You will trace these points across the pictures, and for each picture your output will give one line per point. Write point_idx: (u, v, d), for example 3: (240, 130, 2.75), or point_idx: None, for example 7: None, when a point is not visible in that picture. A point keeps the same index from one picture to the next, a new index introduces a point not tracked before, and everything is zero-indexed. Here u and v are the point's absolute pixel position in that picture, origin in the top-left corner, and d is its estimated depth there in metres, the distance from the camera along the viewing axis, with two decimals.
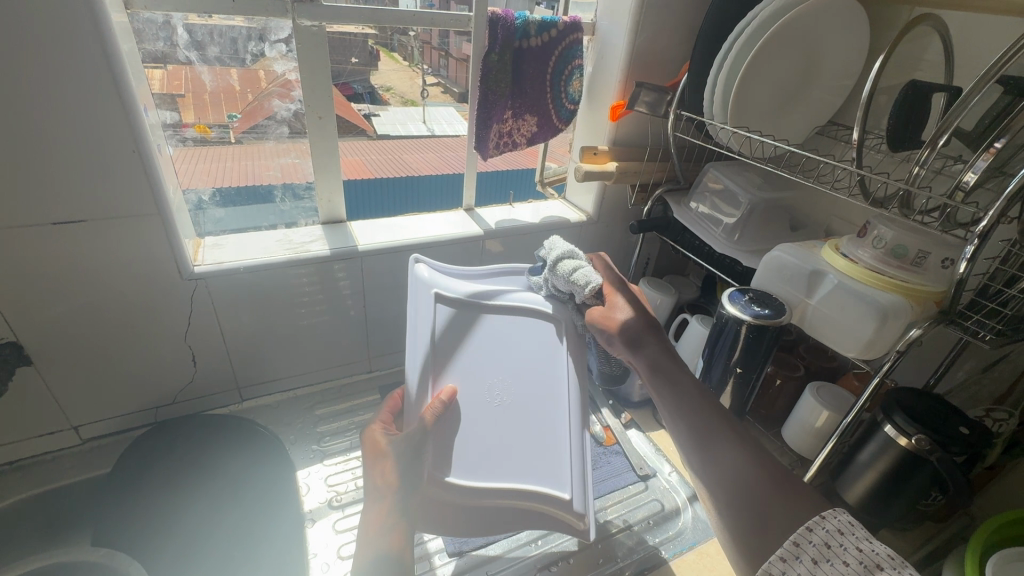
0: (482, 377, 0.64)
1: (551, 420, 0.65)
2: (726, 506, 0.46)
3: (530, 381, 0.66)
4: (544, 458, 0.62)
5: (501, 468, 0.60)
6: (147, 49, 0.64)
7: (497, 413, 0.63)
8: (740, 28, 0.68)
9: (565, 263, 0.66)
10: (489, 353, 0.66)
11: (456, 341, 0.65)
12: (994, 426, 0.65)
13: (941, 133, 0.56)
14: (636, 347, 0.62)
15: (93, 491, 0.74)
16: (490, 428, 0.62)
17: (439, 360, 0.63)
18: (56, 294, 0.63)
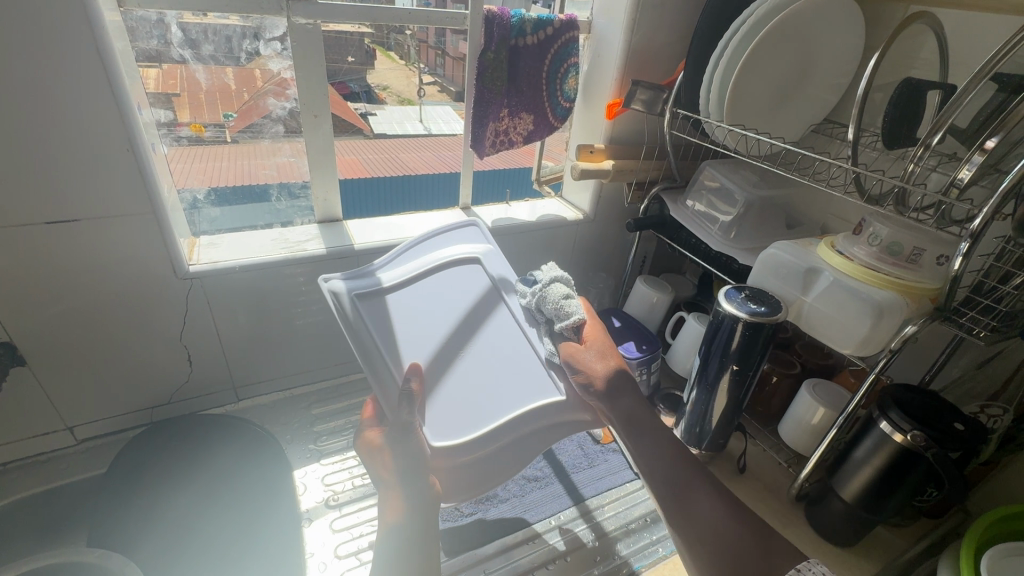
0: (429, 342, 0.63)
1: (514, 352, 0.67)
2: (709, 558, 0.54)
3: (481, 325, 0.68)
4: (526, 382, 0.64)
5: (491, 411, 0.60)
6: (141, 47, 0.63)
7: (461, 367, 0.63)
8: (734, 27, 0.69)
9: (557, 288, 0.70)
10: (433, 317, 0.65)
11: (394, 319, 0.63)
12: (988, 422, 0.66)
13: (935, 131, 0.55)
14: (612, 397, 0.63)
15: (88, 493, 0.73)
16: (462, 383, 0.62)
17: (389, 343, 0.61)
18: (50, 294, 0.63)
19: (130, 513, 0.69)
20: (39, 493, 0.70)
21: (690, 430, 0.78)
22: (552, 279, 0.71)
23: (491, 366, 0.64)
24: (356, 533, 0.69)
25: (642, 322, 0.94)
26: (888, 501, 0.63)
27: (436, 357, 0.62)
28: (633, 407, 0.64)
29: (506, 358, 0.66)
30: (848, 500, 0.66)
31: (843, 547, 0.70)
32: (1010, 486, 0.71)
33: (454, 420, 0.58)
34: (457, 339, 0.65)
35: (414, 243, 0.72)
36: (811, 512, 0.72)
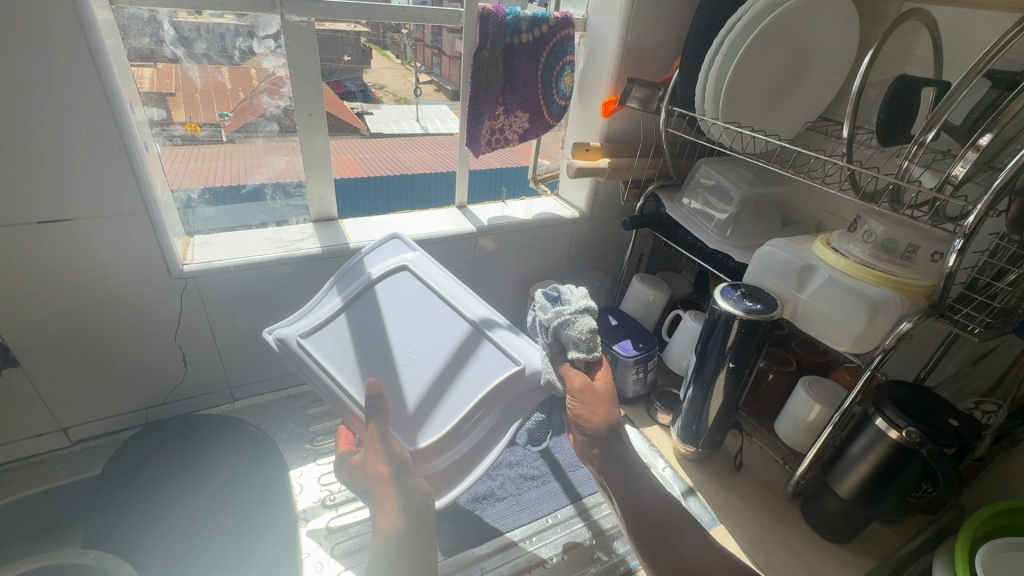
0: (378, 357, 0.62)
1: (470, 339, 0.64)
2: None
3: (424, 322, 0.65)
4: (486, 360, 0.62)
5: (461, 405, 0.60)
6: (134, 45, 0.63)
7: (420, 370, 0.62)
8: (728, 26, 0.69)
9: (585, 320, 0.62)
10: (373, 330, 0.64)
11: (337, 347, 0.62)
12: (983, 418, 0.66)
13: (929, 129, 0.56)
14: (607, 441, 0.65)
15: (83, 494, 0.73)
16: (426, 384, 0.61)
17: (343, 368, 0.61)
18: (41, 295, 0.62)
19: (126, 514, 0.69)
20: (33, 494, 0.69)
21: (686, 428, 0.78)
22: (582, 308, 0.63)
23: (443, 359, 0.63)
24: (352, 533, 0.69)
25: (638, 320, 0.94)
26: (884, 498, 0.63)
27: (387, 371, 0.61)
28: (620, 448, 0.65)
29: (458, 344, 0.63)
30: (844, 497, 0.67)
31: (839, 543, 0.70)
32: (1005, 482, 0.71)
33: (421, 424, 0.60)
34: (402, 345, 0.63)
35: (352, 260, 0.71)
36: (808, 509, 0.73)
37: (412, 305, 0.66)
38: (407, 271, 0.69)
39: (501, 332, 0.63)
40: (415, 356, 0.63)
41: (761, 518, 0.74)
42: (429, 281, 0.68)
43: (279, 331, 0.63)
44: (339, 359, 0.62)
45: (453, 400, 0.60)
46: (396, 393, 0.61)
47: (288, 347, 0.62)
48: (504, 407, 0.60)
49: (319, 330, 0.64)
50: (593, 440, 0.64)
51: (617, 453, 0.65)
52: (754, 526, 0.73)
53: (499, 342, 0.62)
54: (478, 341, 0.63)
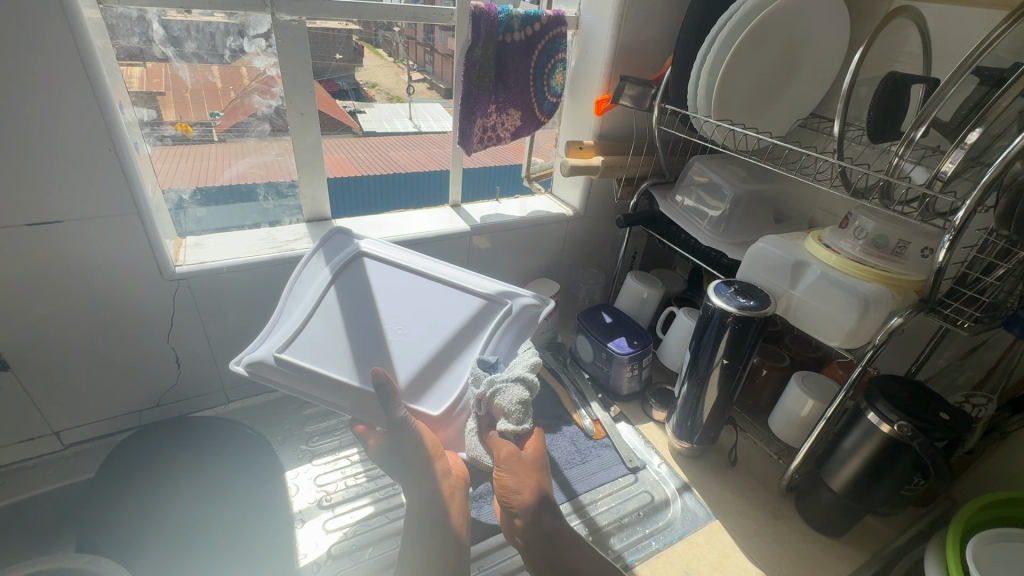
0: (367, 346, 0.63)
1: (445, 301, 0.68)
2: None
3: (402, 300, 0.67)
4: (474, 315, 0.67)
5: (464, 358, 0.64)
6: (123, 45, 0.62)
7: (413, 343, 0.64)
8: (721, 22, 0.69)
9: (512, 395, 0.60)
10: (360, 315, 0.65)
11: (325, 342, 0.62)
12: (973, 411, 0.66)
13: (918, 125, 0.56)
14: (535, 516, 0.60)
15: (76, 499, 0.72)
16: (425, 353, 0.63)
17: (335, 365, 0.61)
18: (31, 297, 0.61)
19: (121, 516, 0.69)
20: (24, 499, 0.68)
21: (681, 423, 0.79)
22: (513, 377, 0.60)
23: (431, 325, 0.66)
24: (349, 533, 0.69)
25: (633, 317, 0.95)
26: (877, 491, 0.63)
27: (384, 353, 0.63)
28: (549, 523, 0.62)
29: (441, 307, 0.67)
30: (837, 491, 0.67)
31: (833, 536, 0.71)
32: (997, 475, 0.72)
33: (432, 388, 0.62)
34: (389, 323, 0.65)
35: (314, 250, 0.70)
36: (801, 504, 0.73)
37: (380, 288, 0.67)
38: (361, 260, 0.69)
39: (469, 282, 0.69)
40: (405, 328, 0.65)
41: (755, 512, 0.74)
42: (392, 260, 0.70)
43: (251, 353, 0.61)
44: (330, 353, 0.61)
45: (455, 357, 0.64)
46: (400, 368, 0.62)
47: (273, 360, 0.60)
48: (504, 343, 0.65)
49: (302, 332, 0.62)
50: (525, 516, 0.60)
51: (546, 531, 0.61)
52: (749, 521, 0.73)
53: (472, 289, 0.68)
54: (453, 299, 0.68)
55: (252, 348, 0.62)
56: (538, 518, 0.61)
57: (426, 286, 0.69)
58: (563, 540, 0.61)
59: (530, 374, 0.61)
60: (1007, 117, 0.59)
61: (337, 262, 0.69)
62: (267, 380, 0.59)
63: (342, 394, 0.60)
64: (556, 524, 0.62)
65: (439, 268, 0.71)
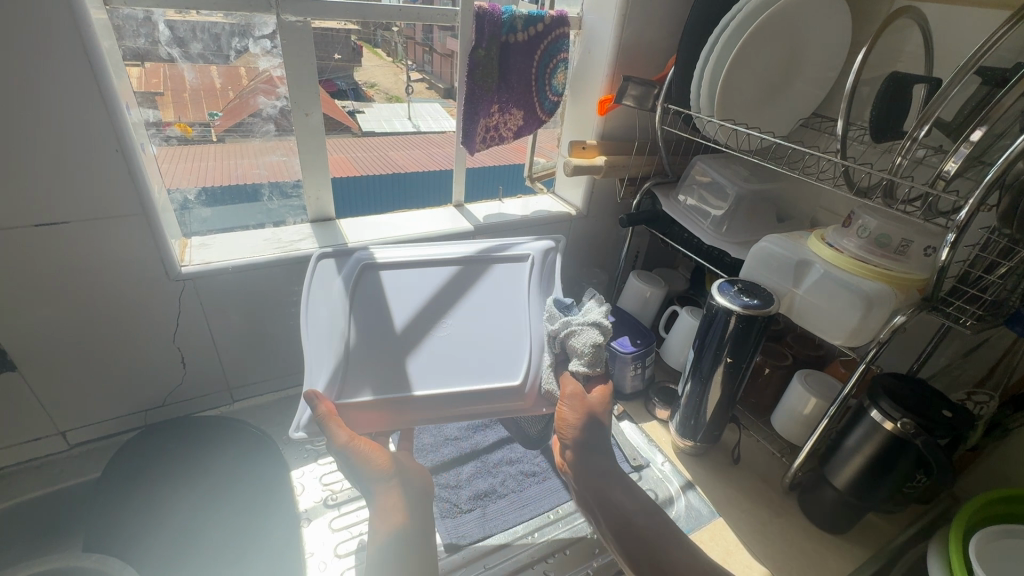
0: (418, 354, 0.59)
1: (465, 280, 0.67)
2: None
3: (426, 296, 0.65)
4: (501, 279, 0.68)
5: (511, 322, 0.64)
6: (128, 46, 0.62)
7: (461, 336, 0.61)
8: (723, 23, 0.69)
9: (586, 337, 0.60)
10: (396, 330, 0.60)
11: (375, 367, 0.57)
12: (976, 409, 0.67)
13: (921, 124, 0.56)
14: (586, 451, 0.64)
15: (82, 500, 0.72)
16: (478, 337, 0.62)
17: (403, 381, 0.56)
18: (39, 297, 0.62)
19: (126, 516, 0.69)
20: (30, 499, 0.69)
21: (685, 421, 0.79)
22: (587, 322, 0.62)
23: (468, 308, 0.64)
24: (355, 531, 0.69)
25: (635, 316, 0.95)
26: (880, 488, 0.64)
27: (440, 354, 0.59)
28: (599, 462, 0.64)
29: (468, 288, 0.66)
30: (840, 488, 0.68)
31: (836, 533, 0.72)
32: (998, 472, 0.73)
33: (507, 363, 0.60)
34: (427, 328, 0.61)
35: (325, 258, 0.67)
36: (805, 501, 0.74)
37: (395, 295, 0.64)
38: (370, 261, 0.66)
39: (472, 253, 0.70)
40: (448, 324, 0.62)
41: (759, 510, 0.75)
42: (398, 259, 0.67)
43: (305, 416, 0.54)
44: (387, 375, 0.56)
45: (507, 321, 0.64)
46: (469, 365, 0.59)
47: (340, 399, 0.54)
48: (541, 286, 0.69)
49: (347, 363, 0.56)
50: (576, 449, 0.64)
51: (593, 468, 0.64)
52: (753, 519, 0.74)
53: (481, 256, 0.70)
54: (471, 276, 0.68)
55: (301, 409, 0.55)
56: (588, 455, 0.64)
57: (435, 277, 0.67)
58: (609, 477, 0.64)
59: (607, 320, 0.62)
60: (1009, 116, 0.59)
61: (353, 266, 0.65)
62: (342, 424, 0.53)
63: (428, 410, 0.55)
64: (603, 463, 0.65)
65: (434, 254, 0.70)
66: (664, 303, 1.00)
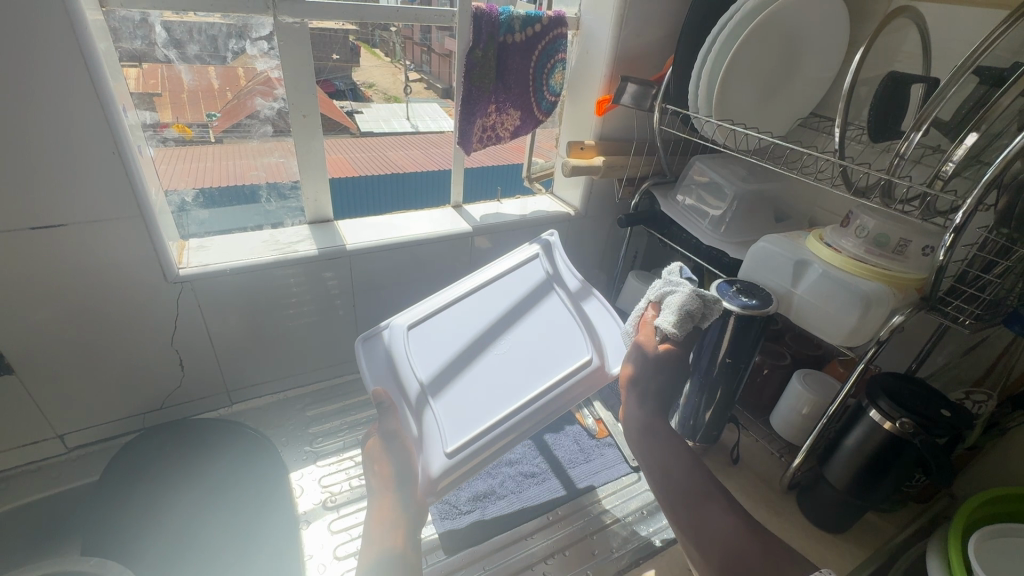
0: (489, 387, 0.65)
1: (487, 311, 0.74)
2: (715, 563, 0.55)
3: (463, 339, 0.71)
4: (521, 292, 0.75)
5: (547, 324, 0.71)
6: (125, 47, 0.62)
7: (515, 358, 0.68)
8: (720, 25, 0.69)
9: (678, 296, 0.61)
10: (460, 385, 0.66)
11: (461, 421, 0.62)
12: (974, 408, 0.66)
13: (919, 125, 0.56)
14: (647, 397, 0.62)
15: (80, 503, 0.72)
16: (529, 349, 0.68)
17: (493, 411, 0.62)
18: (36, 300, 0.61)
19: (125, 519, 0.69)
20: (27, 503, 0.68)
21: (685, 421, 0.79)
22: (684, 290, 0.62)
23: (506, 333, 0.71)
24: (354, 534, 0.69)
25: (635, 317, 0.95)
26: (880, 486, 0.64)
27: (506, 377, 0.66)
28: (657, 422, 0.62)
29: (498, 316, 0.73)
30: (840, 488, 0.68)
31: (835, 532, 0.71)
32: (999, 471, 0.73)
33: (566, 357, 0.66)
34: (483, 367, 0.67)
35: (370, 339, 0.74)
36: (805, 501, 0.74)
37: (433, 350, 0.70)
38: (405, 325, 0.74)
39: (475, 286, 0.77)
40: (500, 357, 0.68)
41: (758, 509, 0.75)
42: (423, 316, 0.75)
43: (421, 474, 0.59)
44: (473, 420, 0.62)
45: (546, 324, 0.71)
46: (541, 376, 0.64)
47: (455, 445, 0.60)
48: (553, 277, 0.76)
49: (438, 428, 0.62)
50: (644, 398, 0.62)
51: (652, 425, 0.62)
52: None
53: (485, 285, 0.77)
54: (490, 305, 0.75)
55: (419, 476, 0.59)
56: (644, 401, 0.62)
57: (461, 321, 0.73)
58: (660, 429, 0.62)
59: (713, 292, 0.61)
60: (1006, 115, 0.59)
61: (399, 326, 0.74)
62: (466, 470, 0.58)
63: (531, 425, 0.61)
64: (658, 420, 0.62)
65: (444, 299, 0.76)
66: None
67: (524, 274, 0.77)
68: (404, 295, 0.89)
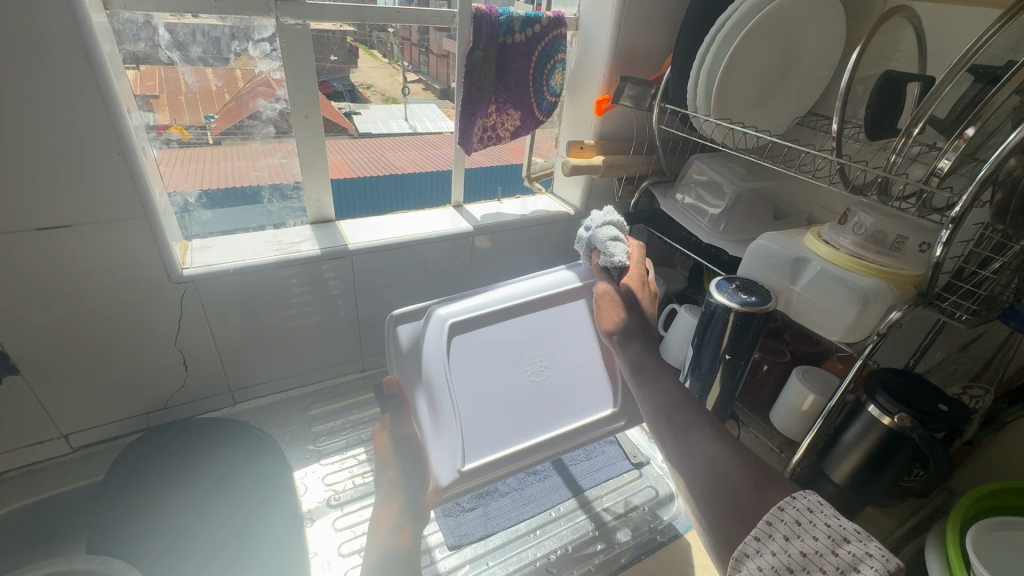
0: (507, 412, 0.70)
1: (529, 332, 0.75)
2: (711, 504, 0.46)
3: (506, 354, 0.73)
4: (570, 312, 0.78)
5: (573, 355, 0.76)
6: (129, 49, 0.63)
7: (540, 392, 0.72)
8: (718, 25, 0.70)
9: (608, 231, 0.74)
10: (484, 404, 0.69)
11: (485, 429, 0.68)
12: (971, 402, 0.67)
13: (916, 122, 0.57)
14: (626, 345, 0.65)
15: (85, 502, 0.72)
16: (557, 383, 0.74)
17: (504, 434, 0.68)
18: (42, 301, 0.62)
19: (133, 516, 0.69)
20: (33, 503, 0.69)
21: None
22: (603, 223, 0.75)
23: (548, 350, 0.75)
24: (359, 531, 0.70)
25: None
26: (878, 482, 0.65)
27: (526, 410, 0.71)
28: (639, 358, 0.64)
29: (537, 337, 0.75)
30: (839, 483, 0.68)
31: None
32: (996, 465, 0.74)
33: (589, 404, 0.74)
34: (511, 387, 0.71)
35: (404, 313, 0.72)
36: None
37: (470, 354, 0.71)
38: (446, 318, 0.72)
39: (520, 296, 0.76)
40: (535, 383, 0.73)
41: None
42: (471, 315, 0.73)
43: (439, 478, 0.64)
44: (491, 442, 0.67)
45: (581, 364, 0.76)
46: (557, 423, 0.71)
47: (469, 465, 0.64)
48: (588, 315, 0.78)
49: (458, 438, 0.66)
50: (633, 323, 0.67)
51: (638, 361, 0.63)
52: None
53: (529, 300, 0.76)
54: (531, 322, 0.76)
55: (432, 476, 0.64)
56: (630, 339, 0.65)
57: (503, 336, 0.74)
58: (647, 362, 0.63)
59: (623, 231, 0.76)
60: (1000, 113, 0.60)
61: (444, 318, 0.72)
62: (473, 486, 0.64)
63: (542, 453, 0.69)
64: (652, 369, 0.61)
65: (493, 301, 0.75)
66: (662, 302, 1.00)
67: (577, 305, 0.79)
68: (405, 295, 0.90)
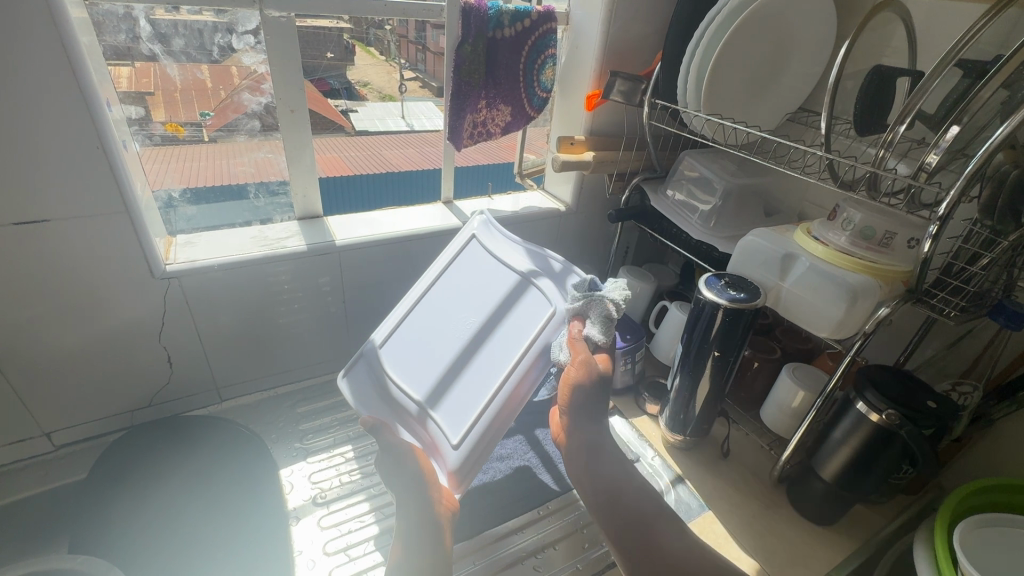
0: (473, 377, 0.64)
1: (450, 302, 0.73)
2: None
3: (441, 332, 0.71)
4: (477, 259, 0.75)
5: (491, 290, 0.71)
6: (109, 42, 0.62)
7: (490, 338, 0.66)
8: (711, 15, 0.69)
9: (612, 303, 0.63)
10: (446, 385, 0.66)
11: (457, 402, 0.63)
12: (959, 399, 0.66)
13: (903, 117, 0.57)
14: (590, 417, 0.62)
15: (67, 500, 0.72)
16: (498, 319, 0.67)
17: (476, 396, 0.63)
18: (21, 298, 0.61)
19: (116, 514, 0.69)
20: (13, 502, 0.68)
21: (674, 416, 0.79)
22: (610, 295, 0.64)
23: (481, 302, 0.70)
24: (344, 530, 0.69)
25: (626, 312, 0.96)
26: (867, 480, 0.64)
27: (484, 361, 0.65)
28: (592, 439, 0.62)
29: (461, 298, 0.73)
30: (827, 481, 0.68)
31: (825, 526, 0.72)
32: (985, 461, 0.74)
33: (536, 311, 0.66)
34: (460, 355, 0.67)
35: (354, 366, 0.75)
36: (795, 494, 0.74)
37: (413, 356, 0.70)
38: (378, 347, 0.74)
39: (428, 283, 0.77)
40: (480, 335, 0.67)
41: (750, 504, 0.75)
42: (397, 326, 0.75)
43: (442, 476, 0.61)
44: (465, 408, 0.62)
45: (502, 295, 0.69)
46: (514, 351, 0.63)
47: (456, 438, 0.61)
48: (485, 252, 0.75)
49: (438, 432, 0.63)
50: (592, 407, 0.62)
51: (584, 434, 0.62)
52: (743, 512, 0.73)
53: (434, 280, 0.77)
54: (445, 293, 0.74)
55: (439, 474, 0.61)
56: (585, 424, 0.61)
57: (434, 321, 0.73)
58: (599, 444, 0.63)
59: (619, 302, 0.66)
60: (989, 108, 0.60)
61: (381, 341, 0.75)
62: (478, 457, 0.60)
63: (523, 386, 0.61)
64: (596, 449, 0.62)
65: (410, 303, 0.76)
66: (654, 298, 1.00)
67: (473, 255, 0.76)
68: (395, 291, 0.89)
